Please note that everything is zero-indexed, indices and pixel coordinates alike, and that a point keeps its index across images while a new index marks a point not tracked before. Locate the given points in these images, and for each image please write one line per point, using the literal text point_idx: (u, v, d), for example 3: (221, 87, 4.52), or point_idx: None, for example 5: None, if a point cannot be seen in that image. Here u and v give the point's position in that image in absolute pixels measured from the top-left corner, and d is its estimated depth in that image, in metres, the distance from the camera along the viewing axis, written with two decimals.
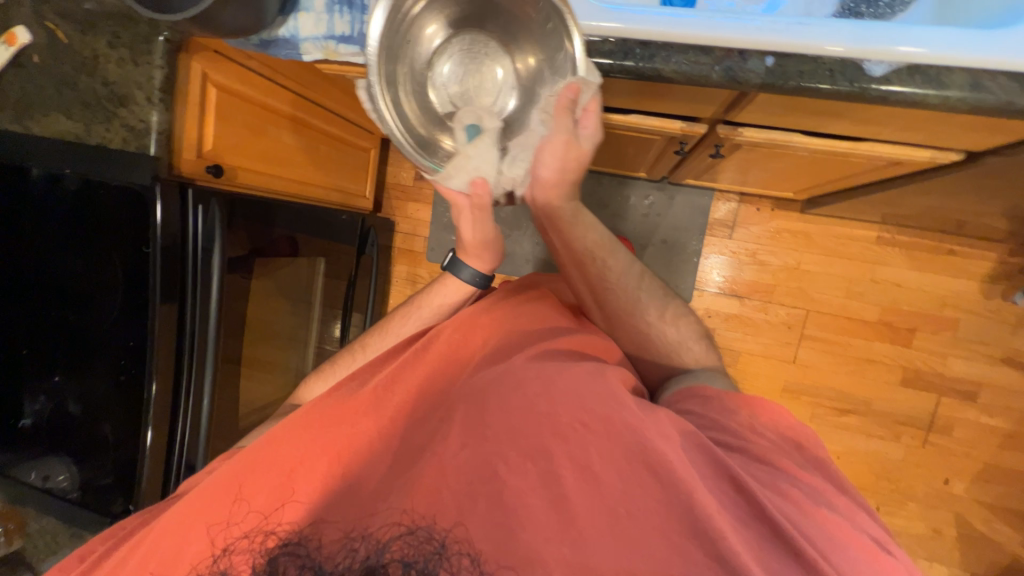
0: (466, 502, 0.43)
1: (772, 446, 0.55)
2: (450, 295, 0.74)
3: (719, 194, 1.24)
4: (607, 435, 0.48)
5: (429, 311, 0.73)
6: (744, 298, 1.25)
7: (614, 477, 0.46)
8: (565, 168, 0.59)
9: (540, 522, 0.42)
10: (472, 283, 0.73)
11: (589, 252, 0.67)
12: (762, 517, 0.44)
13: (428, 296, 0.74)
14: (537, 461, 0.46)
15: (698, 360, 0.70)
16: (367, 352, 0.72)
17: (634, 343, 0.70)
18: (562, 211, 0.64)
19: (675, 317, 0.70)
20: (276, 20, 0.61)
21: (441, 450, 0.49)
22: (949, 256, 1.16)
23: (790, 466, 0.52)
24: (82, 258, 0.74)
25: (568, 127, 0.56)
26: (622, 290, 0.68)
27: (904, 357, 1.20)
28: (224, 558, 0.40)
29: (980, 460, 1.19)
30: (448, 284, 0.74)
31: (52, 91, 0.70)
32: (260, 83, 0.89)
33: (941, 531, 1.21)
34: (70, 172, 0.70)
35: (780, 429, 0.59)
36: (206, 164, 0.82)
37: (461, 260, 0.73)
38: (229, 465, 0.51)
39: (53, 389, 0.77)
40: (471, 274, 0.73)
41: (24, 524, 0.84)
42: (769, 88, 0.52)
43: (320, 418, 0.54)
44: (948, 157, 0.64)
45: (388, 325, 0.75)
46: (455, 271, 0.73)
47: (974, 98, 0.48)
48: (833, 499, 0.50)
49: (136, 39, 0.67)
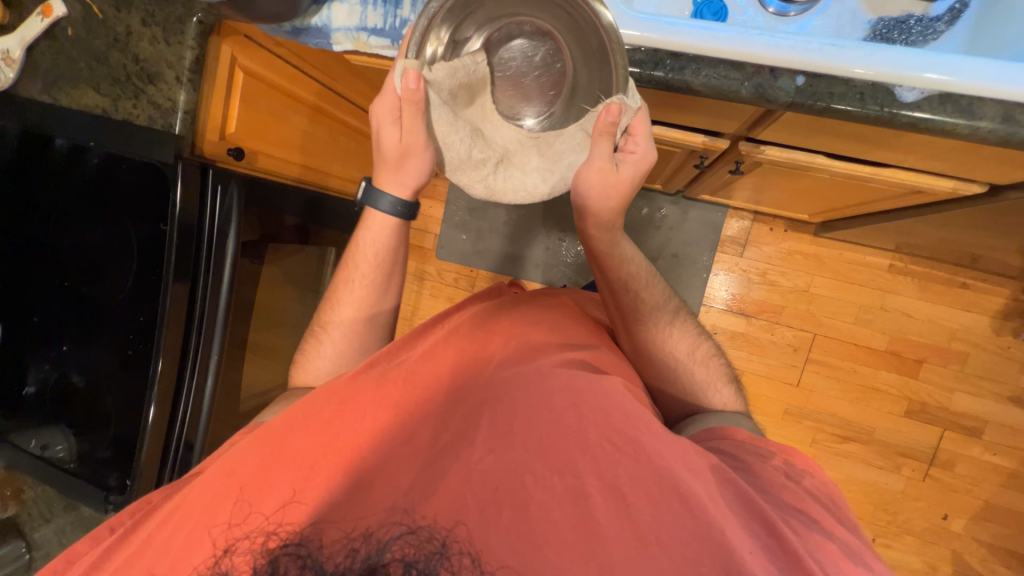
0: (488, 509, 0.43)
1: (808, 496, 0.53)
2: (380, 235, 0.65)
3: (733, 211, 1.23)
4: (636, 458, 0.47)
5: (366, 264, 0.68)
6: (751, 317, 1.24)
7: (643, 502, 0.45)
8: (606, 193, 0.56)
9: (566, 542, 0.42)
10: (393, 212, 0.64)
11: (624, 282, 0.66)
12: (795, 563, 0.42)
13: (359, 248, 0.67)
14: (564, 476, 0.46)
15: (726, 403, 0.68)
16: (330, 329, 0.71)
17: (658, 377, 0.70)
18: (598, 241, 0.64)
19: (705, 357, 0.70)
20: (310, 8, 0.62)
21: (468, 455, 0.48)
22: (961, 290, 1.15)
23: (824, 517, 0.50)
24: (99, 229, 0.74)
25: (607, 150, 0.53)
26: (653, 324, 0.67)
27: (910, 388, 1.19)
28: (225, 559, 0.40)
29: (981, 497, 1.17)
30: (371, 222, 0.65)
31: (84, 66, 0.71)
32: (287, 71, 0.90)
33: (937, 567, 1.19)
34: (93, 145, 0.71)
35: (817, 482, 0.57)
36: (228, 146, 0.82)
37: (376, 191, 0.63)
38: (238, 452, 0.50)
39: (60, 358, 0.78)
40: (391, 203, 0.63)
41: (20, 492, 0.84)
42: (798, 107, 0.52)
43: (324, 414, 0.52)
44: (970, 189, 0.64)
45: (337, 291, 0.71)
46: (373, 202, 0.63)
47: (1005, 131, 0.47)
48: (870, 561, 0.47)
49: (170, 19, 0.69)
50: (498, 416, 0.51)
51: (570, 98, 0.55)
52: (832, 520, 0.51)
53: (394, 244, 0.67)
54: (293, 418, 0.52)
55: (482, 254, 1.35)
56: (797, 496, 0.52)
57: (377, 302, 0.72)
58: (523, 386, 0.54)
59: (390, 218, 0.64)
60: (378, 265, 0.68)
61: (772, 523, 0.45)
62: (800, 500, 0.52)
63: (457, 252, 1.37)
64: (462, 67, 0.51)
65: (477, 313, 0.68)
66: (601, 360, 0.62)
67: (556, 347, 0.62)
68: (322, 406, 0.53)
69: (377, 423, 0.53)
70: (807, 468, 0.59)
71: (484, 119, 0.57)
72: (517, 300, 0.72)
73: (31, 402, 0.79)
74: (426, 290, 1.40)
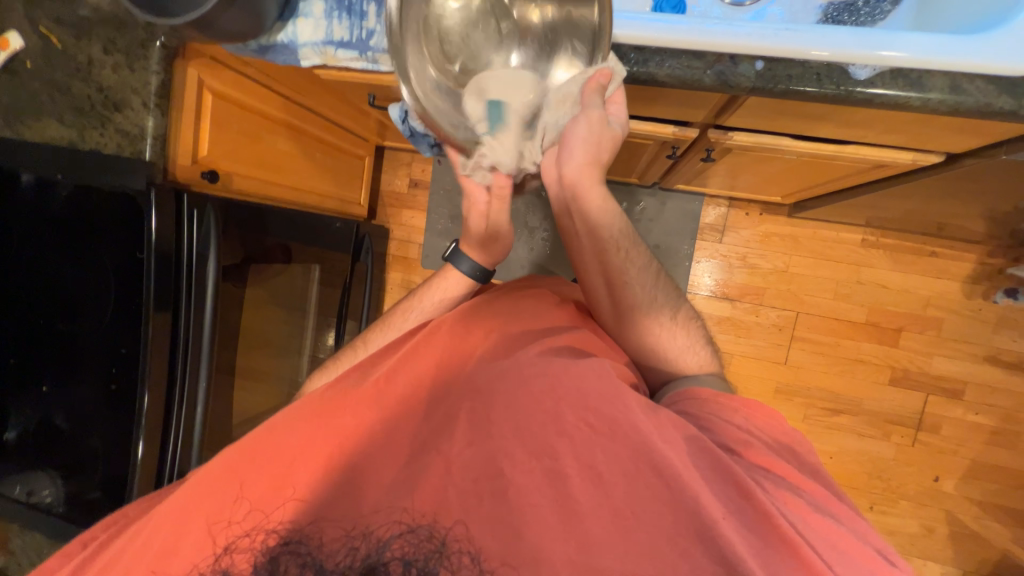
0: (471, 500, 0.44)
1: (770, 452, 0.54)
2: (454, 286, 0.75)
3: (709, 199, 1.26)
4: (612, 436, 0.48)
5: (432, 305, 0.74)
6: (735, 301, 1.27)
7: (619, 478, 0.46)
8: (599, 151, 0.56)
9: (545, 523, 0.43)
10: (471, 275, 0.75)
11: (614, 241, 0.65)
12: (768, 525, 0.43)
13: (431, 290, 0.75)
14: (542, 459, 0.47)
15: (702, 365, 0.69)
16: (368, 347, 0.71)
17: (640, 342, 0.69)
18: (590, 194, 0.59)
19: (685, 321, 0.70)
20: (275, 25, 0.62)
21: (447, 447, 0.49)
22: (931, 258, 1.20)
23: (791, 474, 0.52)
24: (74, 262, 0.73)
25: (599, 107, 0.53)
26: (639, 288, 0.67)
27: (892, 356, 1.23)
28: (225, 557, 0.42)
29: (968, 457, 1.21)
30: (449, 277, 0.75)
31: (46, 98, 0.69)
32: (256, 90, 0.89)
33: (933, 529, 1.22)
34: (62, 178, 0.69)
35: (774, 434, 0.58)
36: (201, 170, 0.81)
37: (460, 253, 0.75)
38: (226, 456, 0.49)
39: (40, 399, 0.75)
40: (470, 266, 0.75)
41: (7, 541, 0.81)
42: (760, 92, 0.54)
43: (310, 409, 0.52)
44: (928, 160, 0.67)
45: (391, 320, 0.74)
46: (455, 263, 0.75)
47: (953, 100, 0.50)
48: (832, 507, 0.49)
49: (132, 44, 0.68)
50: (478, 406, 0.52)
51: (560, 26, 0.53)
52: (794, 471, 0.52)
53: (465, 297, 0.76)
54: (285, 417, 0.52)
55: None
56: (764, 454, 0.53)
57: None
58: (509, 378, 0.54)
59: (470, 279, 0.75)
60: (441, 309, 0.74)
61: (743, 483, 0.46)
62: (766, 459, 0.53)
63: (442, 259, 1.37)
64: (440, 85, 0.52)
65: (462, 310, 0.66)
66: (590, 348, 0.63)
67: (537, 336, 0.63)
68: (307, 409, 0.52)
69: (361, 419, 0.52)
70: (767, 420, 0.59)
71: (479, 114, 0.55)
72: (495, 296, 0.71)
73: (10, 447, 0.77)
74: None
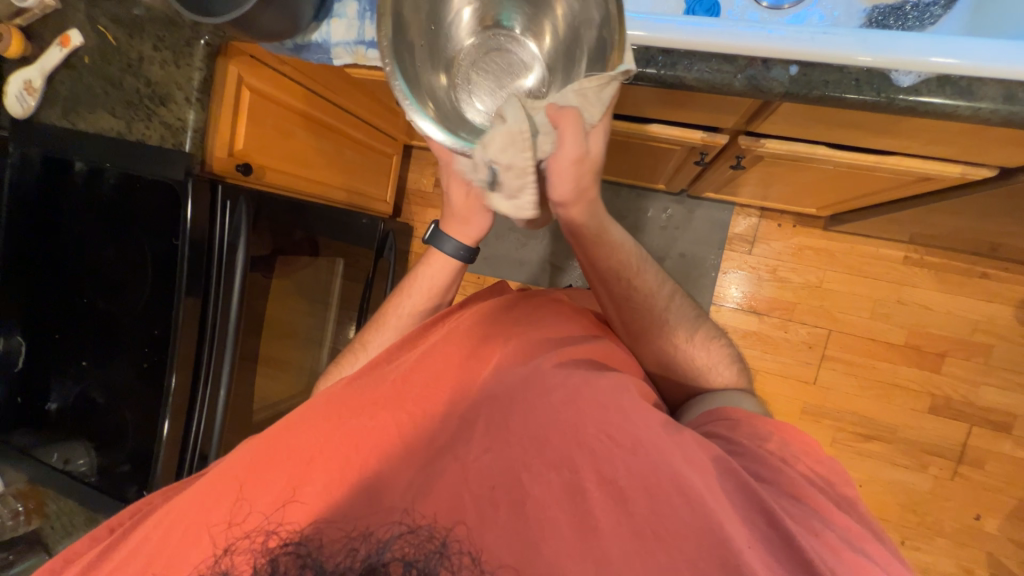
0: (485, 507, 0.44)
1: (805, 482, 0.51)
2: (440, 271, 0.70)
3: (739, 209, 1.22)
4: (634, 451, 0.48)
5: (420, 296, 0.72)
6: (763, 315, 1.22)
7: (640, 496, 0.45)
8: (579, 185, 0.51)
9: (563, 538, 0.42)
10: (456, 255, 0.68)
11: (614, 270, 0.64)
12: (793, 560, 0.41)
13: (416, 280, 0.72)
14: (560, 471, 0.46)
15: (729, 382, 0.67)
16: (368, 349, 0.73)
17: (658, 361, 0.69)
18: (587, 230, 0.59)
19: (705, 341, 0.68)
20: (310, 25, 0.63)
21: (463, 453, 0.49)
22: (981, 280, 1.12)
23: (822, 505, 0.49)
24: (115, 247, 0.77)
25: (576, 143, 0.47)
26: (647, 311, 0.66)
27: (933, 383, 1.15)
28: (225, 558, 0.41)
29: (1015, 495, 1.12)
30: (435, 262, 0.70)
31: (100, 91, 0.74)
32: (290, 87, 0.93)
33: (971, 570, 1.14)
34: (109, 166, 0.74)
35: (813, 463, 0.55)
36: (236, 163, 0.84)
37: (443, 234, 0.68)
38: (240, 457, 0.50)
39: (80, 374, 0.80)
40: (454, 246, 0.68)
41: (44, 505, 0.86)
42: (792, 97, 0.51)
43: (320, 416, 0.53)
44: (980, 173, 0.63)
45: (383, 319, 0.74)
46: (439, 245, 0.68)
47: (1006, 110, 0.47)
48: (866, 545, 0.46)
49: (179, 43, 0.72)
50: (496, 415, 0.52)
51: (563, 51, 0.55)
52: (831, 507, 0.49)
53: (454, 280, 0.71)
54: (302, 416, 0.53)
55: (490, 261, 1.37)
56: (793, 480, 0.51)
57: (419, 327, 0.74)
58: (527, 386, 0.54)
59: (453, 260, 0.69)
60: (431, 296, 0.72)
61: (773, 512, 0.44)
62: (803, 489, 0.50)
63: None
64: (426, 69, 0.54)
65: (480, 313, 0.66)
66: (606, 358, 0.62)
67: (556, 344, 0.62)
68: (313, 412, 0.54)
69: (377, 424, 0.52)
70: (806, 450, 0.57)
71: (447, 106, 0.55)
72: (519, 299, 0.71)
73: (52, 417, 0.82)
74: None
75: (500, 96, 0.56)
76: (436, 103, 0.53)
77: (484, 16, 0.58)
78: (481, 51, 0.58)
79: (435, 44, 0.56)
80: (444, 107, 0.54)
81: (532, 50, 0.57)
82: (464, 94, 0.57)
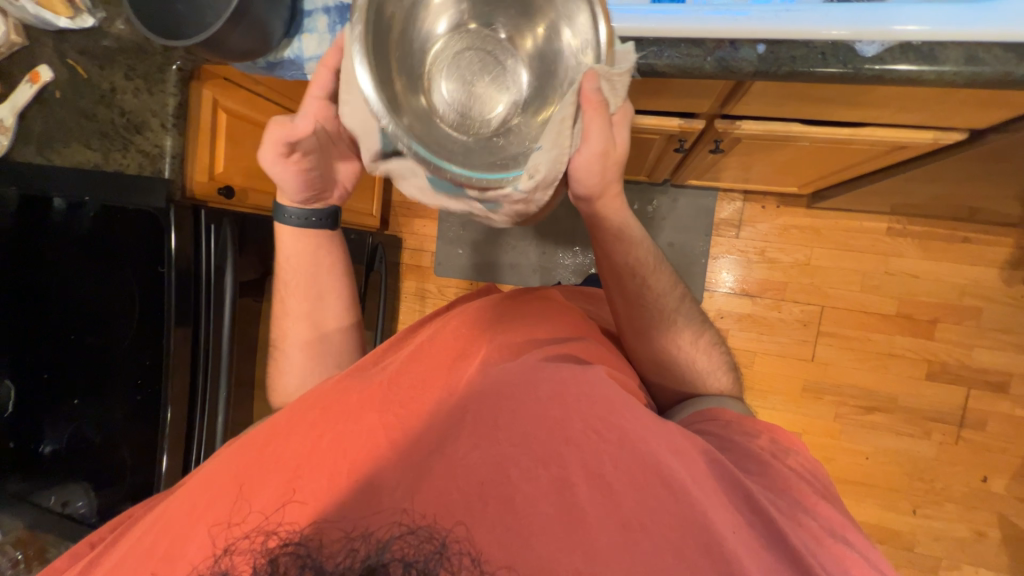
0: (475, 504, 0.43)
1: (793, 475, 0.52)
2: (295, 243, 0.69)
3: (723, 194, 1.23)
4: (620, 446, 0.47)
5: (293, 274, 0.71)
6: (755, 297, 1.23)
7: (628, 488, 0.45)
8: (606, 178, 0.51)
9: (554, 533, 0.42)
10: (299, 223, 0.66)
11: (631, 267, 0.64)
12: (779, 542, 0.44)
13: (282, 259, 0.71)
14: (549, 466, 0.46)
15: (723, 389, 0.68)
16: (285, 347, 0.73)
17: (657, 362, 0.68)
18: (608, 225, 0.59)
19: (707, 347, 0.69)
20: (282, 42, 0.62)
21: (451, 451, 0.47)
22: (964, 245, 1.14)
23: (804, 494, 0.50)
24: (100, 279, 0.76)
25: (605, 134, 0.47)
26: (659, 312, 0.66)
27: (927, 350, 1.16)
28: (224, 558, 0.40)
29: (1018, 454, 1.14)
30: (288, 235, 0.68)
31: (74, 125, 0.74)
32: (263, 106, 0.93)
33: (984, 533, 1.15)
34: (88, 200, 0.73)
35: (798, 459, 0.57)
36: (218, 186, 0.85)
37: (279, 205, 0.66)
38: (236, 460, 0.50)
39: (72, 412, 0.78)
40: (297, 215, 0.66)
41: (44, 550, 0.84)
42: (763, 75, 0.53)
43: (314, 418, 0.52)
44: (950, 138, 0.64)
45: (279, 310, 0.73)
46: (281, 216, 0.66)
47: (969, 71, 0.48)
48: (847, 533, 0.47)
49: (150, 70, 0.72)
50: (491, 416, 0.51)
51: (548, 52, 0.49)
52: (811, 495, 0.50)
53: (315, 249, 0.70)
54: (287, 420, 0.53)
55: (480, 266, 1.37)
56: (780, 471, 0.52)
57: (320, 314, 0.73)
58: (516, 381, 0.53)
59: (304, 229, 0.67)
60: (303, 271, 0.71)
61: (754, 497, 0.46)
62: (789, 482, 0.51)
63: (454, 268, 1.39)
64: (403, 91, 0.48)
65: (469, 313, 0.65)
66: (594, 355, 0.62)
67: (540, 343, 0.61)
68: (303, 415, 0.53)
69: (368, 424, 0.51)
70: (793, 447, 0.58)
71: (432, 130, 0.48)
72: (507, 297, 0.71)
73: (47, 459, 0.80)
74: (429, 308, 1.41)
75: (480, 109, 0.51)
76: (421, 131, 0.47)
77: (453, 17, 0.51)
78: (456, 60, 0.51)
79: (407, 60, 0.49)
80: (428, 133, 0.48)
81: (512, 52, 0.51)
82: (445, 112, 0.50)
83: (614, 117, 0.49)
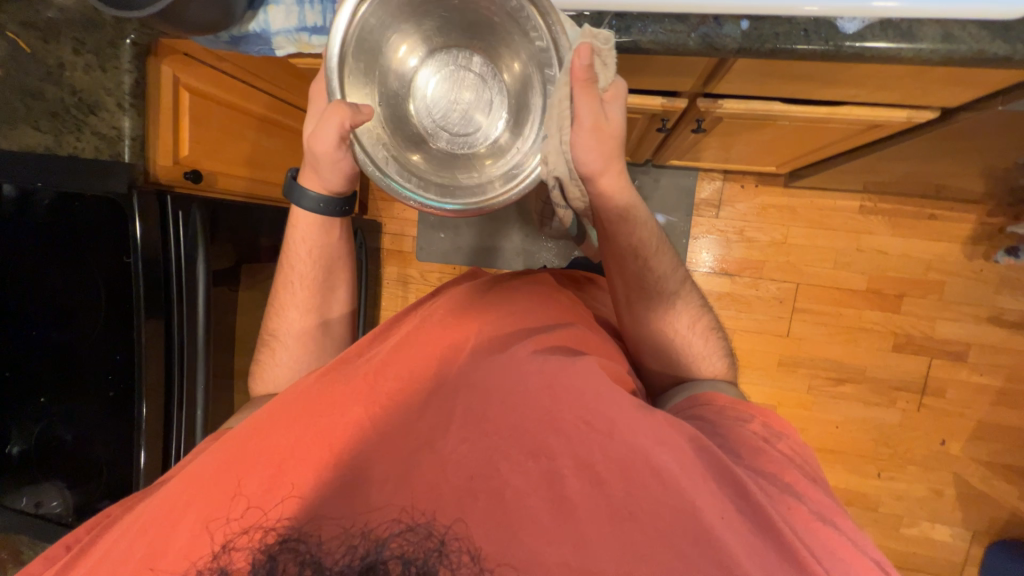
0: (466, 499, 0.43)
1: (784, 459, 0.54)
2: (308, 230, 0.65)
3: (704, 174, 1.24)
4: (609, 435, 0.48)
5: (303, 265, 0.67)
6: (734, 276, 1.26)
7: (617, 478, 0.46)
8: (604, 155, 0.50)
9: (544, 524, 0.43)
10: (317, 210, 0.62)
11: (634, 249, 0.63)
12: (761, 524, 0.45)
13: (291, 247, 0.67)
14: (539, 460, 0.46)
15: (717, 373, 0.68)
16: (280, 336, 0.70)
17: (653, 345, 0.69)
18: (608, 215, 0.59)
19: (705, 331, 0.69)
20: (246, 14, 0.59)
21: (441, 445, 0.47)
22: (930, 221, 1.18)
23: (797, 481, 0.52)
24: (58, 271, 0.71)
25: (593, 111, 0.47)
26: (659, 296, 0.66)
27: (894, 323, 1.22)
28: (224, 555, 0.40)
29: (974, 418, 1.21)
30: (300, 220, 0.64)
31: (19, 105, 0.68)
32: (232, 86, 0.88)
33: (941, 491, 1.23)
34: (42, 185, 0.67)
35: (790, 443, 0.59)
36: (183, 170, 0.81)
37: (299, 187, 0.61)
38: (224, 454, 0.48)
39: (37, 412, 0.75)
40: (315, 201, 0.61)
41: (18, 553, 0.81)
42: (747, 53, 0.52)
43: (303, 410, 0.51)
44: (924, 116, 0.66)
45: (279, 297, 0.70)
46: (297, 198, 0.61)
47: (945, 49, 0.48)
48: (836, 517, 0.49)
49: (102, 44, 0.67)
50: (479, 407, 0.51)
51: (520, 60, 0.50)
52: (804, 481, 0.52)
53: (331, 238, 0.66)
54: (274, 412, 0.51)
55: (464, 251, 1.36)
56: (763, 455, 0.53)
57: (325, 306, 0.71)
58: (505, 371, 0.53)
59: (324, 216, 0.63)
60: (315, 261, 0.67)
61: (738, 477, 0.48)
62: (784, 469, 0.53)
63: (437, 253, 1.37)
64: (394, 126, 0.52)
65: (455, 301, 0.65)
66: (582, 343, 0.62)
67: (530, 331, 0.61)
68: (290, 406, 0.51)
69: (360, 417, 0.50)
70: (789, 433, 0.60)
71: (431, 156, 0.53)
72: (494, 283, 0.71)
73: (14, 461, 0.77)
74: (412, 294, 1.40)
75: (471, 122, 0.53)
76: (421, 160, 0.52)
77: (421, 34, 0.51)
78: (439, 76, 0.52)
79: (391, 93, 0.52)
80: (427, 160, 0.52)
81: (488, 63, 0.52)
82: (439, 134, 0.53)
83: (606, 94, 0.48)
